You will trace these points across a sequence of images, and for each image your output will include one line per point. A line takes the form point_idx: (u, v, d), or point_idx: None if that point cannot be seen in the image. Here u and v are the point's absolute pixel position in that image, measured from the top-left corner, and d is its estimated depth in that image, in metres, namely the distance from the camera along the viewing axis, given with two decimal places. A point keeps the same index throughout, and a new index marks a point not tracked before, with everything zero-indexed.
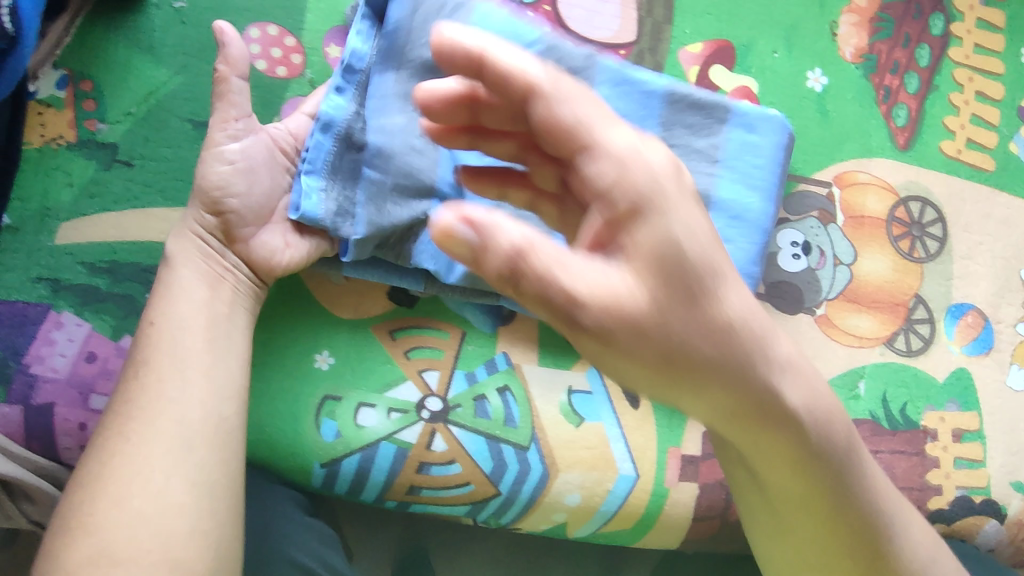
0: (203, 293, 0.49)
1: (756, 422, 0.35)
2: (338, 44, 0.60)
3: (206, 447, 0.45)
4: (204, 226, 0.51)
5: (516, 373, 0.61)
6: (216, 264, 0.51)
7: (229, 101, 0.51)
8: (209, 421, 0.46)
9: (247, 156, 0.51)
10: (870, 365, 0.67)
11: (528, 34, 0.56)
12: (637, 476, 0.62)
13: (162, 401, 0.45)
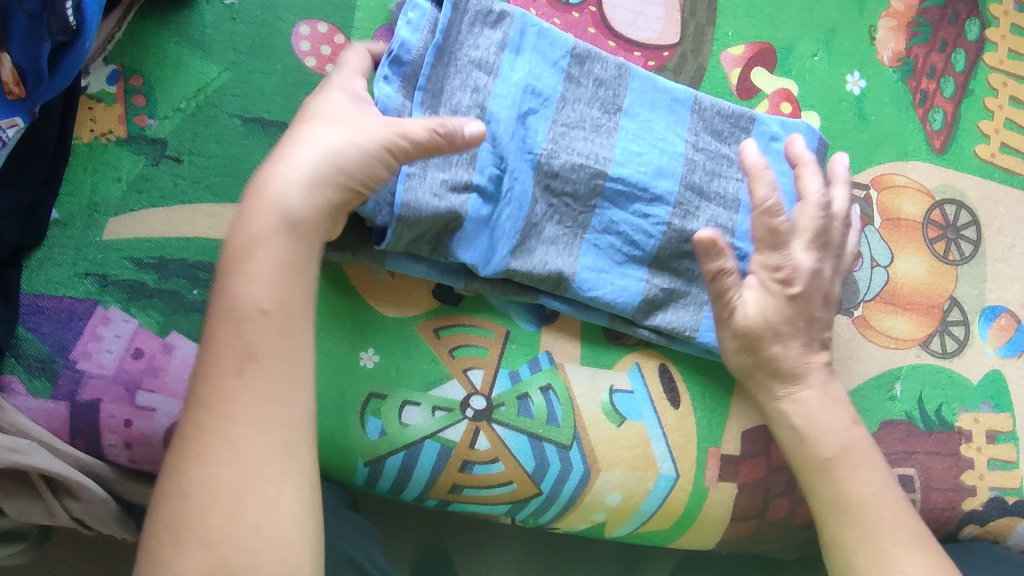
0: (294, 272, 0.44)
1: (775, 392, 0.59)
2: (385, 43, 0.60)
3: None
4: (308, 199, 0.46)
5: (559, 372, 0.61)
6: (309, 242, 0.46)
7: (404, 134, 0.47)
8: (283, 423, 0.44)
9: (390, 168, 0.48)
10: (906, 366, 0.68)
11: (561, 51, 0.59)
12: (678, 476, 0.62)
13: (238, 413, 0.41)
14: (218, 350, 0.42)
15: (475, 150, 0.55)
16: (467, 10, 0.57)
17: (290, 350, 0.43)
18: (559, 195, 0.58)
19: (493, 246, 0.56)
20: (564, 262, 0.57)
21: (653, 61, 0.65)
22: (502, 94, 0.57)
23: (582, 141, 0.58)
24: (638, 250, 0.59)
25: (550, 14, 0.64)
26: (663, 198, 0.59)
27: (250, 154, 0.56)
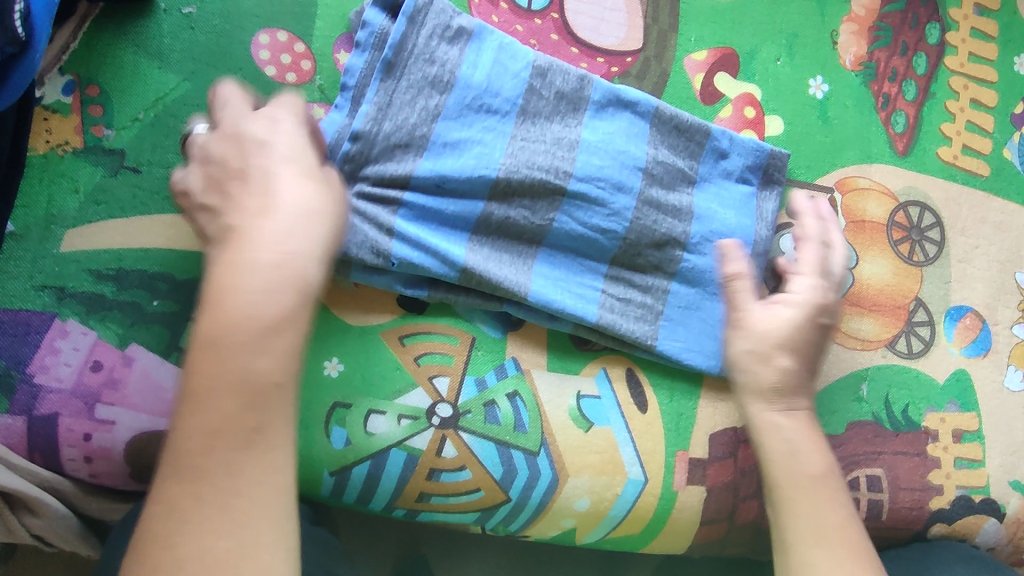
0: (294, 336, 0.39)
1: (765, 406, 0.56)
2: (346, 51, 0.60)
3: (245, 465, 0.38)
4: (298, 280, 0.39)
5: (525, 379, 0.61)
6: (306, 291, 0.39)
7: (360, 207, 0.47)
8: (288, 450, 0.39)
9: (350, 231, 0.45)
10: (873, 367, 0.68)
11: (522, 64, 0.59)
12: (646, 480, 0.62)
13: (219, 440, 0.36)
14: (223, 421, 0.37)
15: (412, 171, 0.55)
16: (425, 24, 0.57)
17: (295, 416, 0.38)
18: (515, 207, 0.58)
19: (447, 258, 0.56)
20: (520, 276, 0.58)
21: (617, 67, 0.65)
22: (454, 113, 0.57)
23: (542, 155, 0.58)
24: (591, 261, 0.61)
25: (512, 22, 0.64)
26: (623, 213, 0.60)
27: None
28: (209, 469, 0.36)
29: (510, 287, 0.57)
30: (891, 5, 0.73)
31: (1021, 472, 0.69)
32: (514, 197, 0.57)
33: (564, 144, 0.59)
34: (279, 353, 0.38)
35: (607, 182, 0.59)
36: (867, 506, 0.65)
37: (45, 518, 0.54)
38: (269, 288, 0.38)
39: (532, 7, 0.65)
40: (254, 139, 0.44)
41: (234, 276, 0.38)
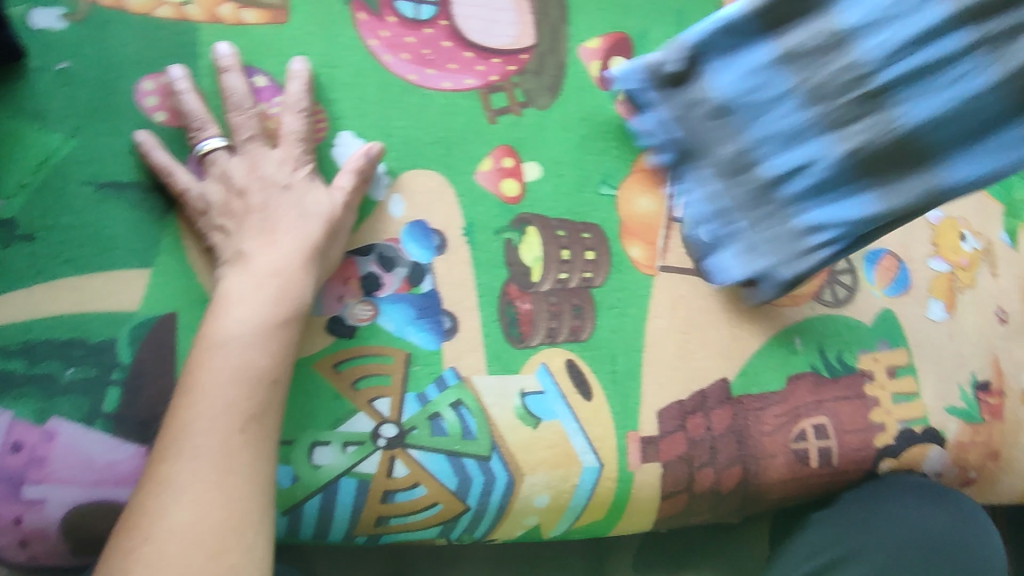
0: (263, 359, 0.49)
1: None
2: (263, 74, 0.57)
3: (217, 463, 0.46)
4: (278, 306, 0.51)
5: (466, 386, 0.61)
6: (280, 310, 0.51)
7: (325, 224, 0.54)
8: (219, 451, 0.46)
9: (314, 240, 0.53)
10: (804, 320, 0.71)
11: (728, 48, 0.66)
12: (601, 466, 0.63)
13: (202, 435, 0.46)
14: (210, 423, 0.46)
15: (762, 176, 0.67)
16: (652, 79, 0.67)
17: (266, 413, 0.49)
18: (856, 136, 0.63)
19: (851, 218, 0.65)
20: (382, 279, 0.59)
21: (514, 66, 0.64)
22: (745, 126, 0.67)
23: (788, 107, 0.65)
24: (942, 129, 0.62)
25: (402, 35, 0.61)
26: (952, 57, 0.61)
27: (109, 219, 0.54)
28: (196, 462, 0.45)
29: (855, 217, 0.65)
30: None
31: (954, 397, 0.74)
32: (792, 150, 0.65)
33: (783, 80, 0.65)
34: (276, 353, 0.50)
35: (901, 56, 0.62)
36: (817, 454, 0.69)
37: None
38: (276, 299, 0.51)
39: (419, 16, 0.62)
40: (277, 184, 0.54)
41: (227, 310, 0.50)
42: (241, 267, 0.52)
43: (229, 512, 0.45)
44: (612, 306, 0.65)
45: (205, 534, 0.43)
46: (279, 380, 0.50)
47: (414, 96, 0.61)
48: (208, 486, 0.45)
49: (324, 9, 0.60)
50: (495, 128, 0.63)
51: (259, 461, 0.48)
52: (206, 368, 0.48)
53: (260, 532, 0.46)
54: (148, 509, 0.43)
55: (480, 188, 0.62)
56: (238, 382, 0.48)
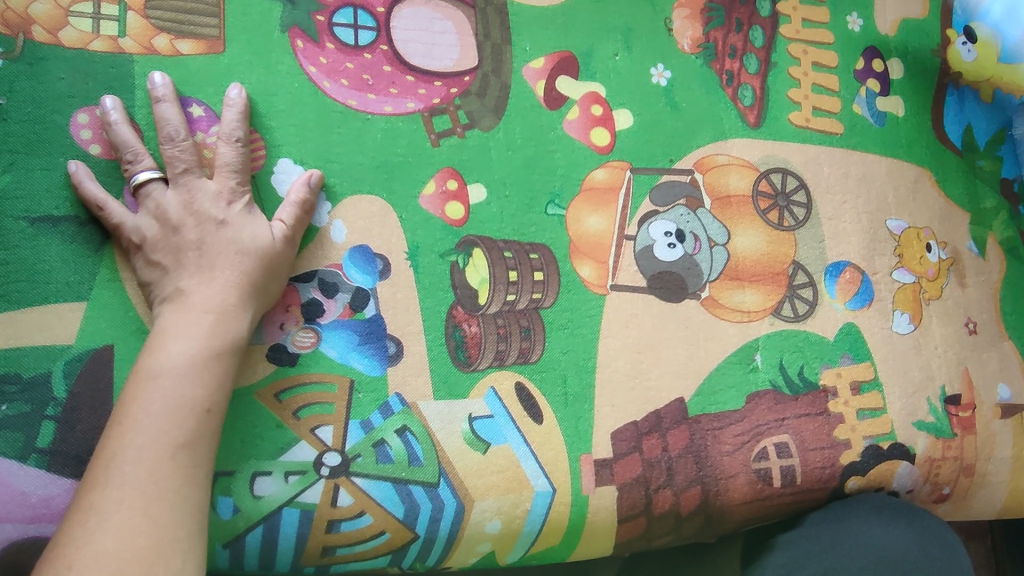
0: (198, 390, 0.49)
1: None
2: (199, 103, 0.58)
3: (145, 492, 0.45)
4: (213, 338, 0.51)
5: (412, 412, 0.60)
6: (217, 342, 0.51)
7: (262, 253, 0.54)
8: (149, 480, 0.45)
9: (250, 271, 0.53)
10: (764, 336, 0.70)
11: None
12: (554, 490, 0.62)
13: (131, 466, 0.45)
14: (139, 453, 0.45)
15: None
16: None
17: (201, 444, 0.48)
18: None
19: None
20: (324, 305, 0.59)
21: (456, 89, 0.65)
22: None
23: None
24: None
25: (342, 61, 0.62)
26: None
27: (44, 253, 0.54)
28: (124, 493, 0.44)
29: None
30: None
31: (923, 412, 0.73)
32: None
33: None
34: (211, 384, 0.50)
35: None
36: (780, 473, 0.68)
37: None
38: (209, 335, 0.50)
39: (359, 42, 0.63)
40: (211, 215, 0.53)
41: (163, 341, 0.50)
42: (177, 300, 0.51)
43: (155, 539, 0.44)
44: (562, 325, 0.64)
45: (128, 562, 0.42)
46: (214, 409, 0.50)
47: (356, 121, 0.62)
48: (135, 513, 0.44)
49: (261, 38, 0.60)
50: (437, 151, 0.63)
51: (189, 489, 0.47)
52: (138, 397, 0.47)
53: (189, 562, 0.45)
54: (72, 538, 0.42)
55: (424, 212, 0.62)
56: (171, 410, 0.47)
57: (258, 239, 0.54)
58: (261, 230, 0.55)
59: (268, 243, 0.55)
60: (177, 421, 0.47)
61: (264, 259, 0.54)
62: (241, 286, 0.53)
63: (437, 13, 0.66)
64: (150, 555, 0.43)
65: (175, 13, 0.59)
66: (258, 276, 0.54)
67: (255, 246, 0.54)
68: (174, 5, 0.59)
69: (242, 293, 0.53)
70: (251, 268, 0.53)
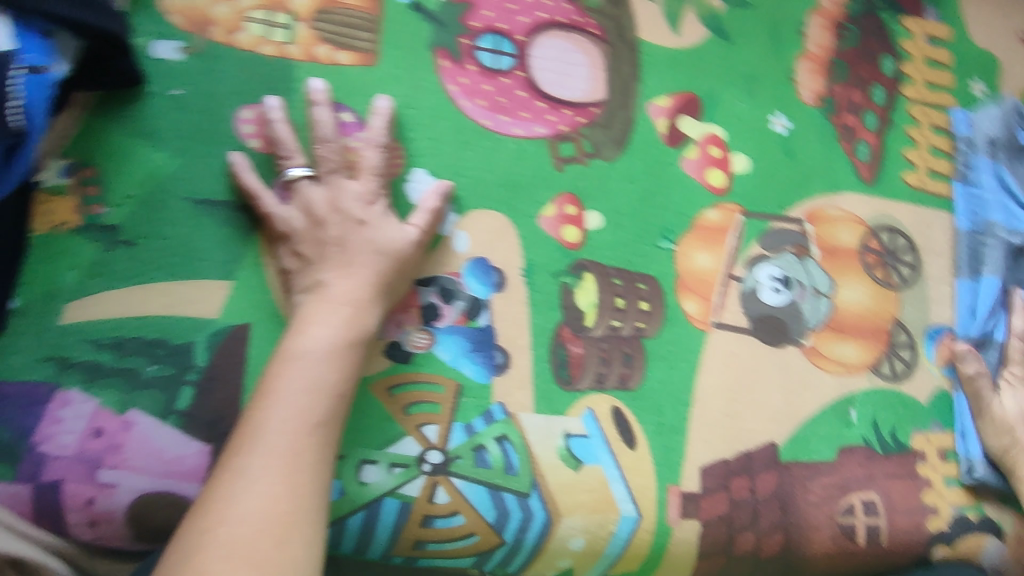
0: (332, 375, 0.52)
1: None
2: (349, 110, 0.62)
3: (287, 464, 0.48)
4: (351, 328, 0.54)
5: (512, 422, 0.62)
6: (354, 333, 0.54)
7: (399, 254, 0.58)
8: (290, 453, 0.48)
9: (385, 272, 0.57)
10: (860, 392, 0.70)
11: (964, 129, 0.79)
12: (639, 516, 0.63)
13: (276, 437, 0.48)
14: (283, 425, 0.49)
15: None
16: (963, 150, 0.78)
17: (333, 426, 0.52)
18: None
19: None
20: (442, 309, 0.62)
21: (582, 118, 0.67)
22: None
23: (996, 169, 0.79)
24: None
25: (480, 82, 0.65)
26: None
27: (202, 233, 0.59)
28: (269, 462, 0.47)
29: None
30: (847, 42, 0.76)
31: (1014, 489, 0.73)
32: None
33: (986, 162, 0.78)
34: (346, 370, 0.53)
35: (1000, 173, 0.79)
36: (865, 531, 0.67)
37: None
38: (346, 326, 0.54)
39: (497, 66, 0.66)
40: (354, 215, 0.57)
41: (306, 326, 0.53)
42: (319, 291, 0.55)
43: (294, 508, 0.47)
44: (662, 356, 0.66)
45: (271, 524, 0.45)
46: (345, 394, 0.53)
47: (488, 140, 0.65)
48: (277, 482, 0.47)
49: (409, 55, 0.64)
50: (560, 175, 0.66)
51: (322, 465, 0.50)
52: (283, 375, 0.50)
53: (317, 533, 0.48)
54: (221, 496, 0.46)
55: (542, 232, 0.65)
56: (312, 390, 0.51)
57: (397, 241, 0.58)
58: (399, 234, 0.58)
59: (405, 246, 0.58)
60: (315, 401, 0.50)
61: (400, 262, 0.58)
62: (377, 281, 0.56)
63: (571, 45, 0.68)
64: (290, 522, 0.46)
65: (336, 26, 0.63)
66: (391, 276, 0.57)
67: (395, 248, 0.57)
68: (336, 18, 0.63)
69: (377, 290, 0.56)
70: (388, 268, 0.57)
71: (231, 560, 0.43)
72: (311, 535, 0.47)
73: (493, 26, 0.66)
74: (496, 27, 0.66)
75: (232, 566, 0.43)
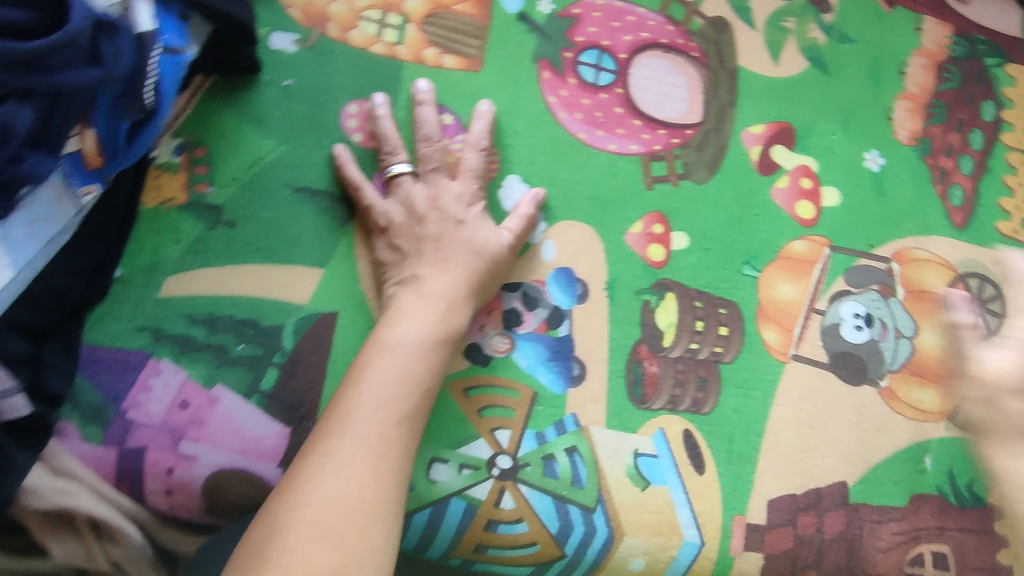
0: (421, 370, 0.53)
1: None
2: (449, 112, 0.63)
3: (373, 451, 0.48)
4: (443, 325, 0.55)
5: (583, 435, 0.62)
6: (445, 330, 0.55)
7: (493, 256, 0.58)
8: (376, 442, 0.49)
9: (478, 272, 0.57)
10: (935, 440, 0.69)
11: None
12: (702, 543, 0.63)
13: (365, 424, 0.49)
14: (373, 413, 0.49)
15: None
16: None
17: (417, 419, 0.52)
18: None
19: None
20: (523, 316, 0.62)
21: (677, 139, 0.68)
22: None
23: None
24: None
25: (580, 96, 0.66)
26: None
27: (299, 220, 0.60)
28: (357, 448, 0.48)
29: None
30: (947, 84, 0.74)
31: None
32: None
33: None
34: (434, 366, 0.54)
35: None
36: None
37: (124, 547, 0.56)
38: (437, 321, 0.54)
39: (598, 82, 0.67)
40: (453, 216, 0.58)
41: (399, 318, 0.54)
42: (413, 285, 0.56)
43: (376, 496, 0.47)
44: (736, 385, 0.65)
45: (355, 510, 0.46)
46: (431, 389, 0.53)
47: (582, 153, 0.66)
48: (363, 469, 0.47)
49: (513, 64, 0.65)
50: (650, 194, 0.67)
51: (404, 458, 0.50)
52: (376, 364, 0.51)
53: (396, 525, 0.48)
54: (308, 477, 0.46)
55: (627, 248, 0.65)
56: (401, 381, 0.51)
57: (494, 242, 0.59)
58: (495, 236, 0.59)
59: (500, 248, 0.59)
60: (404, 393, 0.51)
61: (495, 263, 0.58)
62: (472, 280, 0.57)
63: (672, 67, 0.69)
64: (372, 510, 0.47)
65: (445, 30, 0.64)
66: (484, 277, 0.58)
67: (489, 249, 0.58)
68: (445, 22, 0.64)
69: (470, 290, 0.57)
70: (482, 269, 0.58)
71: (316, 540, 0.44)
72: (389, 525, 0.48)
73: (596, 42, 0.67)
74: (599, 43, 0.67)
75: (316, 545, 0.43)
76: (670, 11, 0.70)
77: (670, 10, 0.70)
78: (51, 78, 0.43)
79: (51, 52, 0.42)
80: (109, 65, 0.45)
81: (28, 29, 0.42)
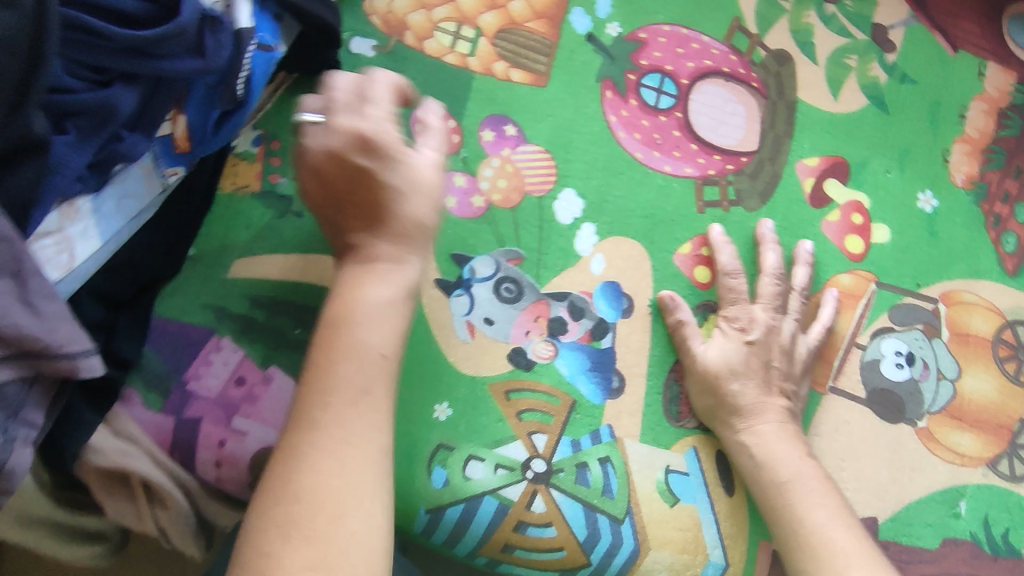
0: (366, 337, 0.47)
1: None
2: (510, 124, 0.66)
3: (336, 437, 0.43)
4: (383, 279, 0.50)
5: (617, 446, 0.63)
6: (392, 289, 0.49)
7: (428, 197, 0.51)
8: (340, 425, 0.44)
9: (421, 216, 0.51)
10: (972, 485, 0.68)
11: None
12: (727, 565, 0.63)
13: (319, 412, 0.44)
14: (331, 393, 0.44)
15: None
16: None
17: (381, 390, 0.46)
18: None
19: None
20: (569, 325, 0.64)
21: (732, 166, 0.69)
22: None
23: None
24: None
25: (640, 117, 0.68)
26: None
27: None
28: (316, 436, 0.43)
29: None
30: (1006, 130, 0.75)
31: None
32: None
33: None
34: (383, 331, 0.48)
35: None
36: None
37: (171, 514, 0.58)
38: (389, 282, 0.49)
39: (658, 104, 0.69)
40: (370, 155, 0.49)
41: (346, 292, 0.49)
42: (361, 249, 0.50)
43: (347, 481, 0.42)
44: (767, 385, 0.64)
45: (325, 501, 0.41)
46: (389, 353, 0.48)
47: (638, 172, 0.67)
48: (326, 457, 0.42)
49: (578, 82, 0.68)
50: (701, 218, 0.68)
51: (375, 434, 0.45)
52: (332, 341, 0.46)
53: (381, 504, 0.43)
54: (272, 479, 0.42)
55: (675, 268, 0.67)
56: (351, 357, 0.46)
57: (421, 177, 0.51)
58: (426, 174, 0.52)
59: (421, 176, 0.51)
60: (349, 366, 0.46)
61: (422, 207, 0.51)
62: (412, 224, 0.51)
63: (732, 95, 0.70)
64: (346, 497, 0.42)
65: (516, 46, 0.67)
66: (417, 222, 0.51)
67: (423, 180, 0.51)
68: (516, 38, 0.67)
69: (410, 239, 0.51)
70: (421, 223, 0.51)
71: (287, 542, 0.40)
72: (375, 510, 0.43)
73: (660, 66, 0.70)
74: (662, 67, 0.70)
75: (288, 546, 0.40)
76: (734, 41, 0.72)
77: (734, 41, 0.72)
78: (155, 64, 0.46)
79: (160, 40, 0.45)
80: (210, 57, 0.49)
81: (139, 17, 0.46)
